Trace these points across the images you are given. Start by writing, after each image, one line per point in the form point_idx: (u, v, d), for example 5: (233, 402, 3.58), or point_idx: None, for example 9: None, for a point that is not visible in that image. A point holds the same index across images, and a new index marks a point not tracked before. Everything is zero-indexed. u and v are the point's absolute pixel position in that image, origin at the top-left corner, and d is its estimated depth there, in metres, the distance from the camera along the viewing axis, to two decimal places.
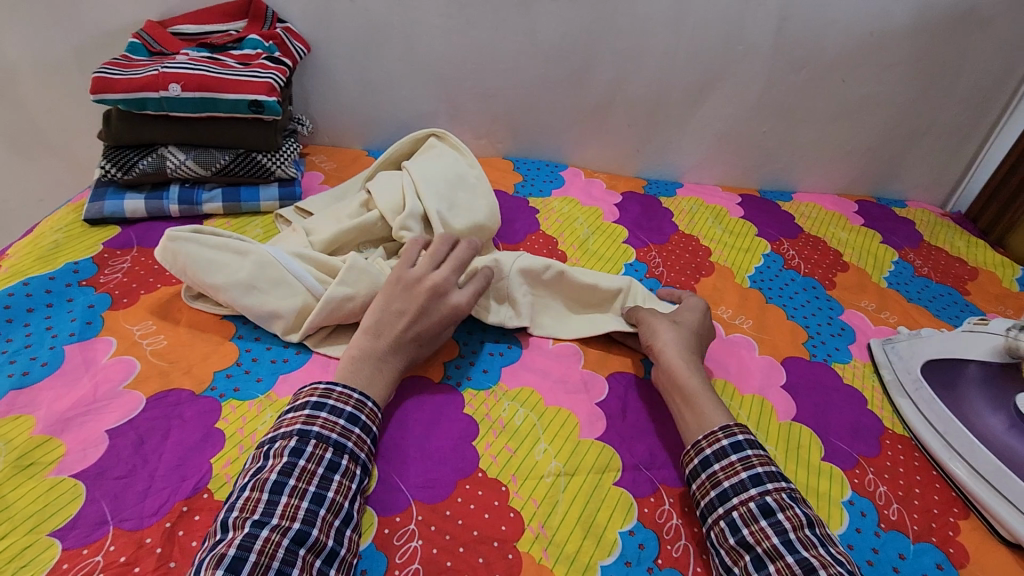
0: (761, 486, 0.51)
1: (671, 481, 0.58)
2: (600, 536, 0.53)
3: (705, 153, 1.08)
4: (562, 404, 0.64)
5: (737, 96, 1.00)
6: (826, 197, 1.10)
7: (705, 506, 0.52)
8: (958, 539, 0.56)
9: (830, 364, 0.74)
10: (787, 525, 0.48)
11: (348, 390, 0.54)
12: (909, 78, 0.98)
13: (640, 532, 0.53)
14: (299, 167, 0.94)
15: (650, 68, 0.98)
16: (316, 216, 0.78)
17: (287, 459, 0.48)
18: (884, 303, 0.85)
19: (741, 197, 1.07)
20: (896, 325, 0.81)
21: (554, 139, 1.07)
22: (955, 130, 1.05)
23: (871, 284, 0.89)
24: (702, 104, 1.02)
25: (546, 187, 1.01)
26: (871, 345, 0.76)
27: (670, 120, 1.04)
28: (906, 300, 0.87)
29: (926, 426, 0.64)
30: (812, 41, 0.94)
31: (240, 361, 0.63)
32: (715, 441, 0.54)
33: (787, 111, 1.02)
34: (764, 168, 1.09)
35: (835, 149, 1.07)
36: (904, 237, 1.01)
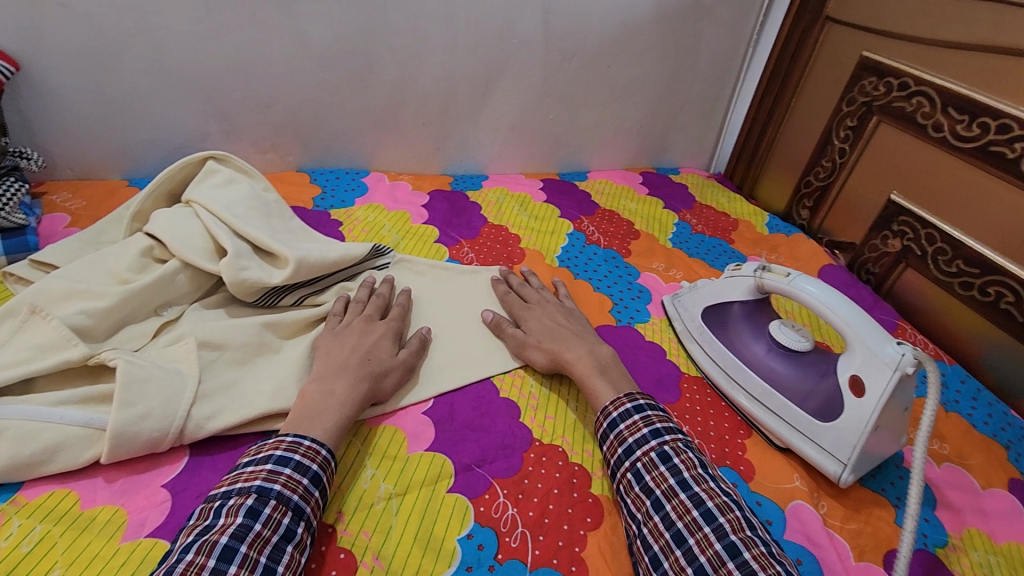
0: (660, 437, 0.55)
1: (503, 472, 0.59)
2: (440, 549, 0.52)
3: (503, 144, 1.11)
4: (387, 422, 0.62)
5: (521, 88, 1.05)
6: (615, 173, 1.21)
7: (613, 463, 0.57)
8: (746, 456, 0.66)
9: (633, 324, 0.81)
10: (682, 467, 0.53)
11: (317, 447, 0.51)
12: (661, 61, 1.11)
13: (479, 533, 0.53)
14: (32, 211, 0.78)
15: (432, 66, 0.98)
16: (72, 270, 0.63)
17: (241, 521, 0.44)
18: (671, 261, 0.96)
19: (542, 182, 1.13)
20: (682, 280, 0.92)
21: (349, 145, 1.02)
22: (704, 103, 1.21)
23: (659, 246, 1.00)
24: (490, 98, 1.04)
25: (347, 197, 0.96)
26: (664, 301, 0.85)
27: (463, 115, 1.05)
28: (688, 255, 0.99)
29: (713, 365, 0.74)
30: (575, 33, 1.02)
31: None
32: (620, 405, 0.58)
33: (567, 99, 1.09)
34: (557, 152, 1.16)
35: (614, 129, 1.17)
36: (681, 200, 1.15)
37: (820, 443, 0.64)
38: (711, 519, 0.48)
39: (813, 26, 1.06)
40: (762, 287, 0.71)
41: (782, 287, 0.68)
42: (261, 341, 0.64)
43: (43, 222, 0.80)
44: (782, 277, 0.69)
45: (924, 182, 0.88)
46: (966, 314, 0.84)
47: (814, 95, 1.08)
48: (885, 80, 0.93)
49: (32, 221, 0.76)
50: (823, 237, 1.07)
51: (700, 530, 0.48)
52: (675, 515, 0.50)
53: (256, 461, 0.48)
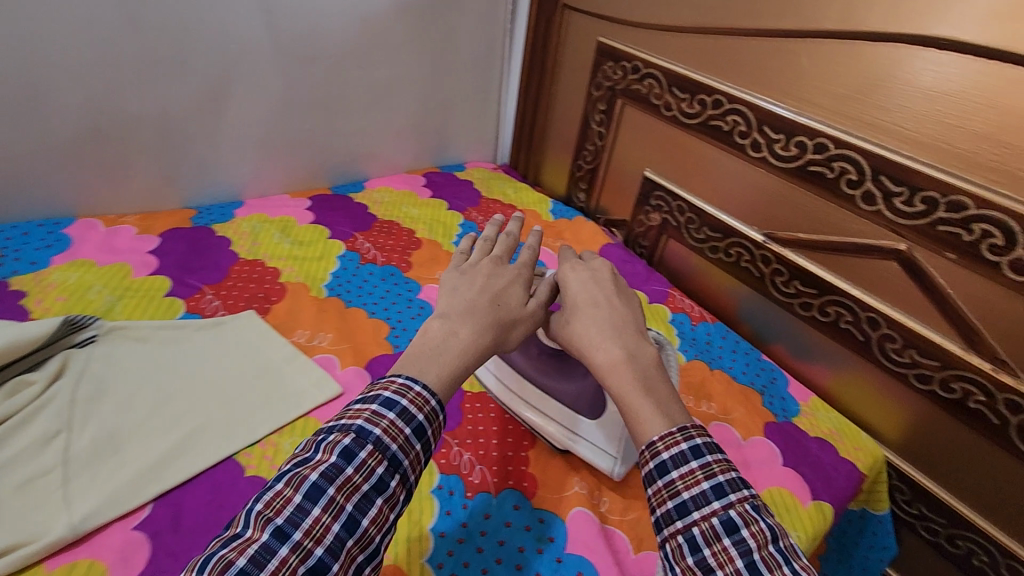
0: (725, 497, 0.41)
1: None
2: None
3: (254, 163, 0.97)
4: (81, 553, 0.49)
5: (259, 97, 0.92)
6: (396, 178, 1.13)
7: (659, 516, 0.42)
8: (530, 471, 0.63)
9: (410, 348, 0.74)
10: (753, 544, 0.38)
11: (427, 394, 0.45)
12: (417, 56, 1.05)
13: None
14: None
15: (130, 81, 0.81)
16: None
17: (334, 461, 0.40)
18: None
19: (311, 200, 1.01)
20: None
21: (35, 188, 0.81)
22: (476, 95, 1.17)
23: (443, 252, 0.94)
24: (222, 112, 0.90)
25: (40, 255, 0.77)
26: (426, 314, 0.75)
27: (192, 134, 0.89)
28: None
29: (501, 388, 0.68)
30: (310, 32, 0.91)
31: None
32: (672, 444, 0.43)
33: (320, 105, 0.99)
34: (324, 164, 1.05)
35: (385, 132, 1.09)
36: (466, 199, 1.10)
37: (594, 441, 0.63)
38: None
39: (552, 11, 1.06)
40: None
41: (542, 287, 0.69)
42: None
43: None
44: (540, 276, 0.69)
45: (667, 158, 0.93)
46: (719, 275, 0.91)
47: (567, 81, 1.09)
48: (619, 63, 0.97)
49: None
50: (602, 216, 1.10)
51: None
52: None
53: (363, 399, 0.44)
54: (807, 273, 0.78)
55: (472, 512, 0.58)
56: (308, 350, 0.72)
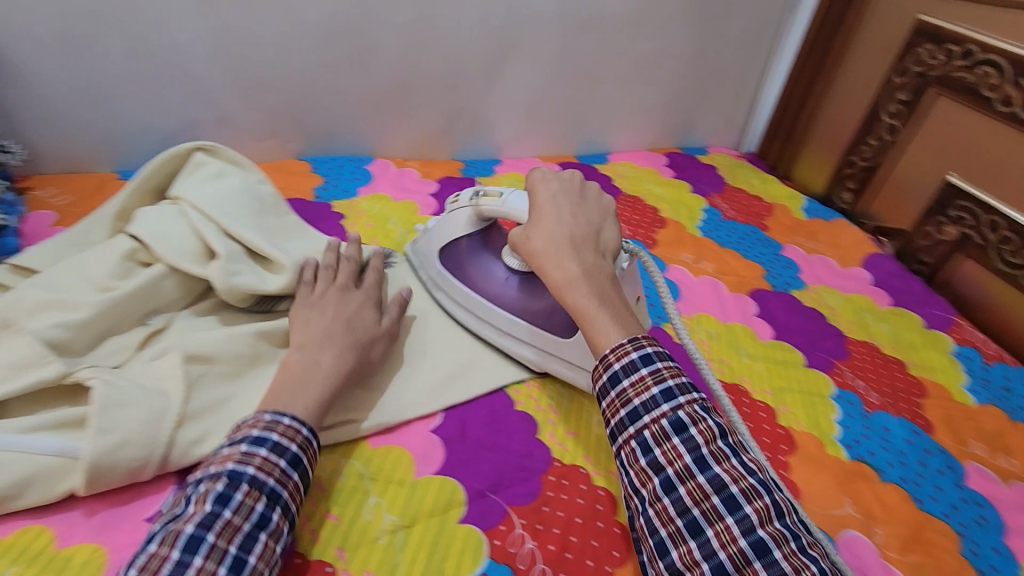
0: (673, 400, 0.47)
1: (520, 499, 0.53)
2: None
3: (517, 127, 1.03)
4: (392, 442, 0.57)
5: (535, 64, 0.96)
6: (638, 155, 1.13)
7: (616, 426, 0.49)
8: (790, 476, 0.59)
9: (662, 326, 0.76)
10: (699, 440, 0.46)
11: (298, 425, 0.48)
12: (688, 30, 1.01)
13: (494, 571, 0.48)
14: (13, 210, 0.73)
15: (437, 42, 0.89)
16: (50, 274, 0.58)
17: (209, 509, 0.41)
18: (700, 252, 0.89)
19: (560, 165, 1.05)
20: (713, 274, 0.85)
21: (350, 130, 0.95)
22: (737, 76, 1.11)
23: (688, 236, 0.92)
24: (501, 76, 0.96)
25: (350, 186, 0.90)
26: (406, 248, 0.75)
27: (473, 94, 0.97)
28: (720, 245, 0.92)
29: (465, 312, 0.68)
30: (594, 2, 0.92)
31: None
32: (624, 355, 0.49)
33: (585, 74, 1.00)
34: (576, 133, 1.08)
35: (637, 107, 1.08)
36: (710, 183, 1.07)
37: (571, 360, 0.62)
38: (732, 505, 0.43)
39: None
40: (480, 214, 0.66)
41: (498, 210, 0.63)
42: (256, 353, 0.59)
43: (26, 222, 0.75)
44: (495, 200, 0.63)
45: (986, 158, 0.82)
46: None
47: (864, 66, 1.00)
48: (943, 47, 0.87)
49: (14, 220, 0.71)
50: (867, 223, 0.99)
51: (721, 521, 0.43)
52: (688, 499, 0.44)
53: (231, 443, 0.45)
54: None
55: None
56: None
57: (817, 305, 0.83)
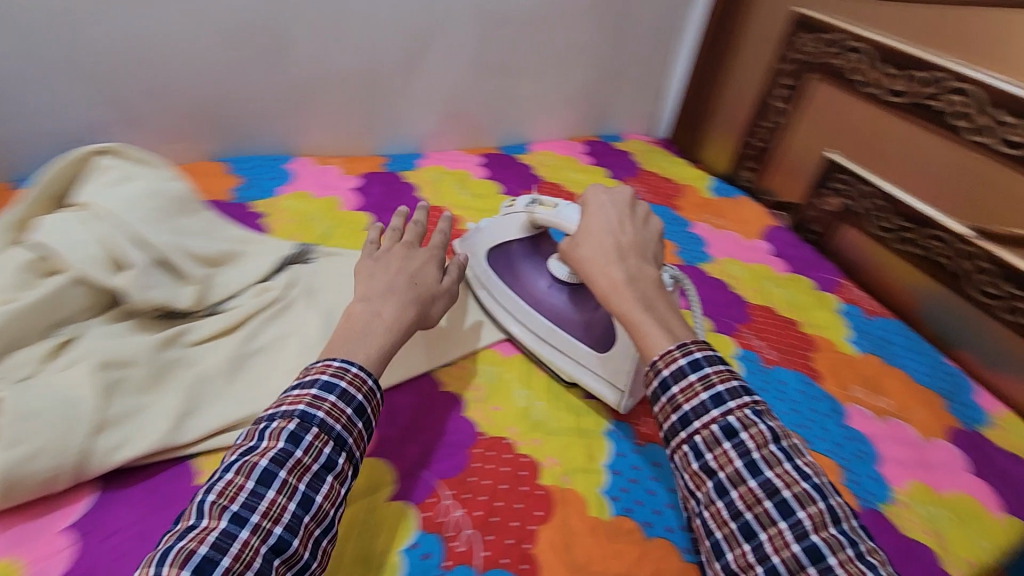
0: (723, 405, 0.48)
1: (449, 473, 0.57)
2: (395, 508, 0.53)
3: (437, 120, 1.09)
4: None
5: (451, 57, 1.03)
6: (558, 144, 1.21)
7: (667, 431, 0.50)
8: None
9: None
10: (752, 445, 0.47)
11: (363, 375, 0.52)
12: (599, 25, 1.11)
13: (423, 542, 0.51)
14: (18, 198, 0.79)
15: (371, 38, 0.95)
16: None
17: (283, 446, 0.47)
18: None
19: (481, 157, 1.11)
20: None
21: (265, 126, 0.97)
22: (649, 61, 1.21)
23: None
24: (416, 72, 1.02)
25: (269, 185, 0.92)
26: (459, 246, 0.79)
27: (388, 90, 1.02)
28: None
29: (512, 321, 0.72)
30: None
31: None
32: (671, 362, 0.50)
33: (502, 68, 1.08)
34: (495, 125, 1.15)
35: (555, 96, 1.17)
36: (622, 167, 1.15)
37: (600, 373, 0.66)
38: (786, 511, 0.44)
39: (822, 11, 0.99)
40: (533, 221, 0.70)
41: (551, 219, 0.67)
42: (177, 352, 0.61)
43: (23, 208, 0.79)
44: (550, 209, 0.68)
45: (961, 192, 0.82)
46: (1009, 340, 0.80)
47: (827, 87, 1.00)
48: (907, 71, 0.85)
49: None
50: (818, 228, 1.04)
51: (773, 525, 0.44)
52: (740, 503, 0.46)
53: (302, 386, 0.51)
54: None
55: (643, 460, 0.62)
56: None
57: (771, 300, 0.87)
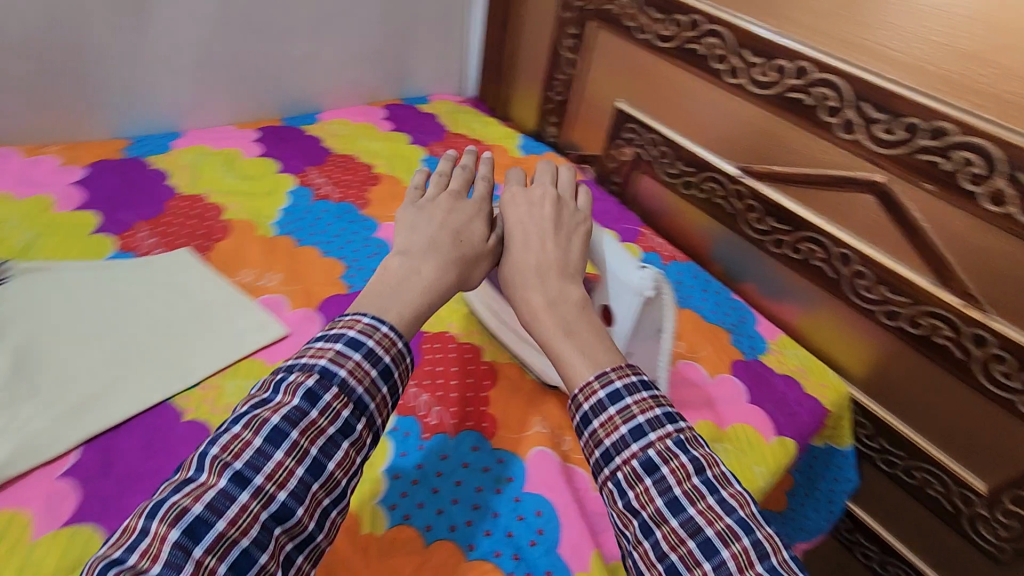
0: (644, 437, 0.52)
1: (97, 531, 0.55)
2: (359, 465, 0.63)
3: (196, 94, 1.10)
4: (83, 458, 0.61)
5: (190, 7, 1.01)
6: (353, 110, 1.24)
7: (594, 467, 0.54)
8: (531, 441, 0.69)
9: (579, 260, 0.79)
10: (671, 480, 0.50)
11: (392, 335, 0.58)
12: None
13: None
14: None
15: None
16: None
17: (299, 403, 0.52)
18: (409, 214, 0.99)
19: (260, 131, 1.12)
20: None
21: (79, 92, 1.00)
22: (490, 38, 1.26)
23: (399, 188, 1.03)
24: (149, 25, 0.99)
25: None
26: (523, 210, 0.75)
27: (98, 53, 0.98)
28: None
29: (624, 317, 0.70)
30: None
31: None
32: (592, 396, 0.55)
33: (255, 27, 1.09)
34: (270, 92, 1.18)
35: (336, 56, 1.22)
36: (474, 149, 1.16)
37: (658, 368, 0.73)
38: (710, 550, 0.47)
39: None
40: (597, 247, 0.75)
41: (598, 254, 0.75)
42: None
43: None
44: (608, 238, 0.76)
45: (809, 188, 0.89)
46: (897, 342, 0.87)
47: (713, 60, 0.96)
48: (779, 61, 0.86)
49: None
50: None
51: (698, 567, 0.47)
52: (666, 543, 0.49)
53: (326, 340, 0.56)
54: (1008, 339, 0.75)
55: (434, 458, 0.65)
56: (253, 289, 0.82)
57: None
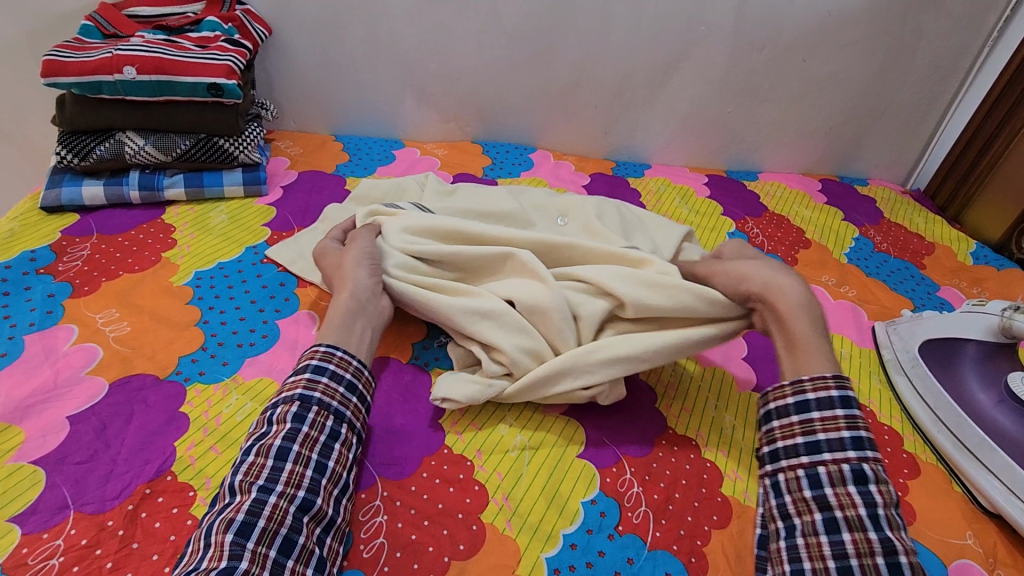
0: (862, 451, 0.56)
1: None
2: (564, 506, 0.64)
3: (476, 132, 1.27)
4: (262, 373, 0.72)
5: (538, 72, 1.18)
6: (560, 169, 1.22)
7: (785, 452, 0.59)
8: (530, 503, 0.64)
9: None
10: (878, 498, 0.54)
11: (348, 357, 0.64)
12: (779, 60, 1.19)
13: None
14: (267, 153, 1.09)
15: (431, 51, 1.15)
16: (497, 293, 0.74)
17: (291, 425, 0.58)
18: None
19: (455, 176, 1.14)
20: None
21: (342, 115, 1.23)
22: (790, 104, 1.26)
23: None
24: (474, 75, 1.19)
25: (372, 165, 1.15)
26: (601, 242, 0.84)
27: (505, 104, 1.23)
28: None
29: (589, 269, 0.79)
30: (651, 48, 1.16)
31: (181, 369, 0.71)
32: (823, 390, 0.59)
33: (555, 98, 1.22)
34: (510, 133, 1.28)
35: (593, 129, 1.27)
36: None
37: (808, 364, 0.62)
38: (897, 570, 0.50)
39: None
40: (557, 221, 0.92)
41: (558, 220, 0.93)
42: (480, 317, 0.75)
43: (272, 162, 1.11)
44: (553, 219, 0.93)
45: None
46: None
47: None
48: None
49: (266, 161, 1.05)
50: (852, 291, 1.02)
51: None
52: (851, 548, 0.52)
53: (298, 372, 0.62)
54: None
55: (591, 509, 0.64)
56: None
57: None
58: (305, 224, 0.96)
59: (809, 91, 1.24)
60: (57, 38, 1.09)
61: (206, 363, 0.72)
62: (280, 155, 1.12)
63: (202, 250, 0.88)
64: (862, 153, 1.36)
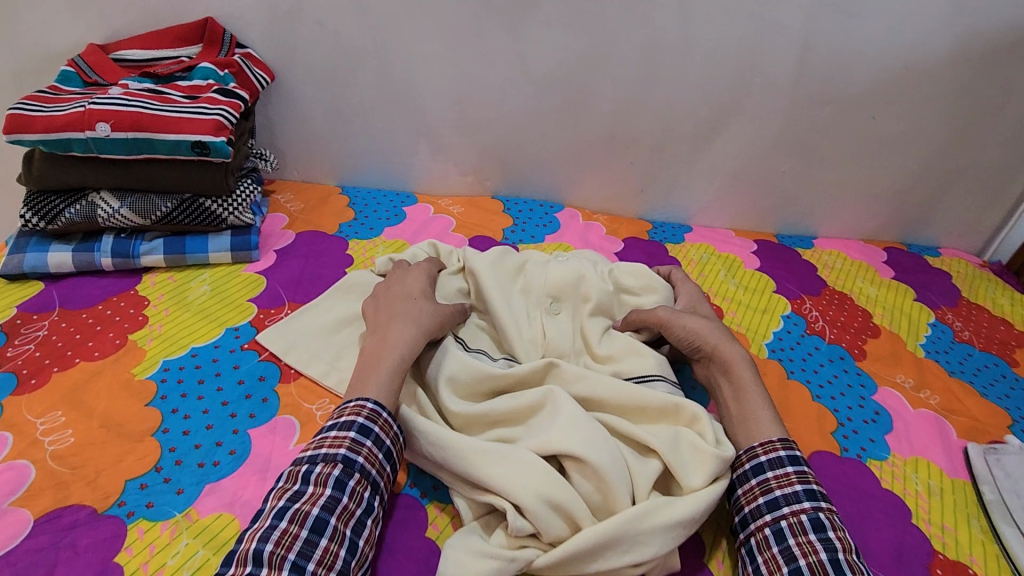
0: (815, 501, 0.56)
1: None
2: None
3: (497, 186, 1.15)
4: (222, 508, 0.59)
5: (568, 124, 1.06)
6: (589, 232, 1.08)
7: (750, 512, 0.58)
8: None
9: None
10: (837, 545, 0.52)
11: (391, 421, 0.58)
12: (844, 116, 1.04)
13: None
14: (263, 210, 0.98)
15: (450, 99, 1.03)
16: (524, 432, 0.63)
17: (331, 494, 0.51)
18: None
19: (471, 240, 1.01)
20: None
21: (350, 165, 1.12)
22: (853, 164, 1.11)
23: None
24: (496, 125, 1.06)
25: (378, 224, 1.03)
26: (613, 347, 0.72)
27: (530, 158, 1.10)
28: None
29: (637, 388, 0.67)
30: (697, 100, 1.02)
31: (124, 499, 0.58)
32: (771, 450, 0.61)
33: (587, 152, 1.09)
34: (534, 188, 1.15)
35: (627, 186, 1.13)
36: None
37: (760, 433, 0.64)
38: None
39: None
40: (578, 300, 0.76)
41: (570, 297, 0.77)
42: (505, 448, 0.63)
43: (268, 220, 0.99)
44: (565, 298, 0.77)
45: None
46: None
47: None
48: None
49: (259, 221, 0.93)
50: (935, 397, 0.86)
51: None
52: None
53: (339, 428, 0.56)
54: None
55: None
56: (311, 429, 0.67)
57: (899, 492, 0.72)
58: (296, 299, 0.84)
59: (877, 151, 1.09)
60: (43, 79, 1.00)
61: (157, 490, 0.60)
62: (277, 212, 1.01)
63: (175, 331, 0.77)
64: (933, 219, 1.20)
